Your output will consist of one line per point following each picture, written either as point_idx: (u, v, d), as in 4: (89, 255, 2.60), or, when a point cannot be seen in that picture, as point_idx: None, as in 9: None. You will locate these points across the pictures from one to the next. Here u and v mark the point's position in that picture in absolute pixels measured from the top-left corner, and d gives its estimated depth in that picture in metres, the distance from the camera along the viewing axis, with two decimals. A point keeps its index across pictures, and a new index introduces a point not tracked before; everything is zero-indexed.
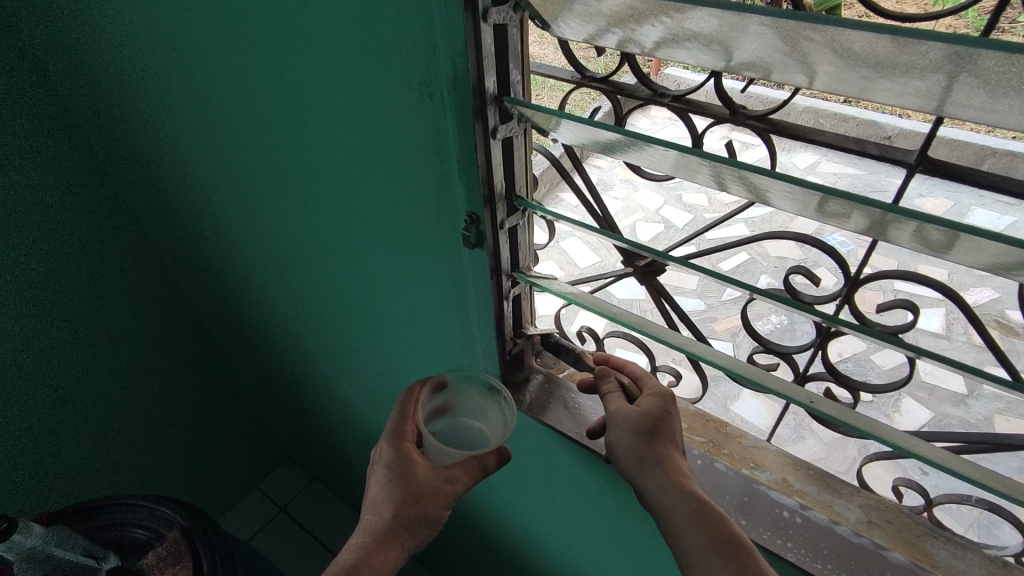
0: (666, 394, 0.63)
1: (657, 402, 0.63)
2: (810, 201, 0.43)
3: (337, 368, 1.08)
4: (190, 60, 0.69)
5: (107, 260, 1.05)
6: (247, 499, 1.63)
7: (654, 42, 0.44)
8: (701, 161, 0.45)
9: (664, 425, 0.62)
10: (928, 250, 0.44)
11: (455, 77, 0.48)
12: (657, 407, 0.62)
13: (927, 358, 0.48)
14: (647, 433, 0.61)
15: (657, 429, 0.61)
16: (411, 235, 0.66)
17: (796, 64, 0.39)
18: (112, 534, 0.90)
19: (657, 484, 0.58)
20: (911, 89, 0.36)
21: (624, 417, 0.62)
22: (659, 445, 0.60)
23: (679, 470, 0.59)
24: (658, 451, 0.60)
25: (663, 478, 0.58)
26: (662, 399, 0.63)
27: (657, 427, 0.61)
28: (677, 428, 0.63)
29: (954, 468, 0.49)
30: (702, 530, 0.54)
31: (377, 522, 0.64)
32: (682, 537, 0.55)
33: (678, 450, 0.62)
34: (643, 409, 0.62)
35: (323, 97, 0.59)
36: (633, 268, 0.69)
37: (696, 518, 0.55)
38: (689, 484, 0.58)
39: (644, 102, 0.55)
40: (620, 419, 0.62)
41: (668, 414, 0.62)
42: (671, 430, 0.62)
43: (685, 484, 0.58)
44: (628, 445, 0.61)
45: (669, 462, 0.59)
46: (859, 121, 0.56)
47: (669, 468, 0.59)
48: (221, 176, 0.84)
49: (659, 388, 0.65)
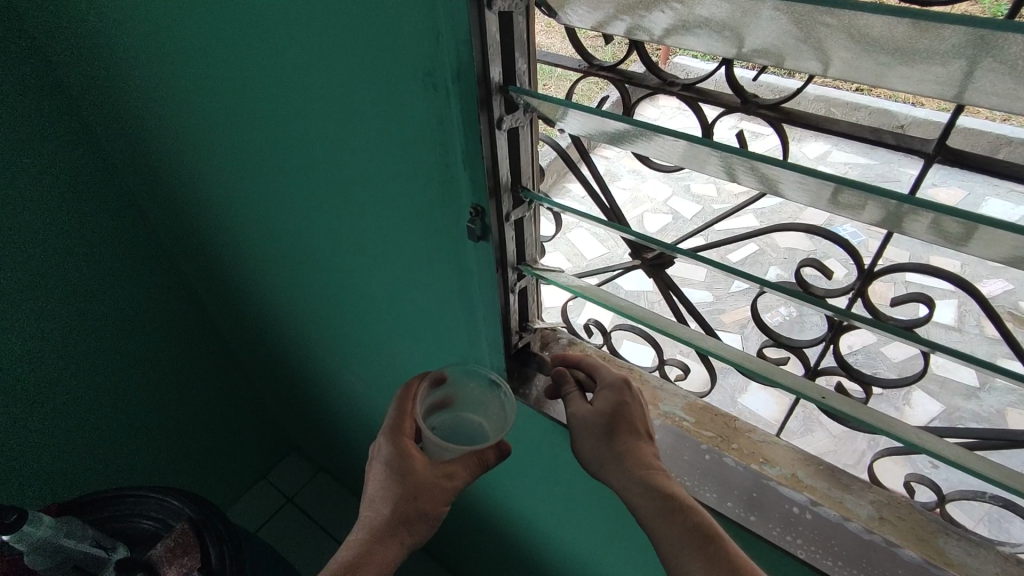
0: (618, 384, 0.63)
1: (608, 396, 0.63)
2: (823, 191, 0.42)
3: (343, 360, 1.08)
4: (192, 50, 0.68)
5: (113, 250, 1.05)
6: (255, 490, 1.64)
7: (663, 30, 0.43)
8: (710, 151, 0.44)
9: (619, 417, 0.61)
10: (944, 243, 0.42)
11: (459, 66, 0.47)
12: (608, 402, 0.62)
13: (940, 353, 0.47)
14: (602, 431, 0.61)
15: (612, 424, 0.61)
16: (416, 227, 0.66)
17: (811, 51, 0.38)
18: (119, 526, 0.91)
19: (619, 480, 0.58)
20: (930, 76, 0.35)
21: (579, 419, 0.63)
22: (616, 441, 0.60)
23: (641, 462, 0.59)
24: (615, 447, 0.60)
25: (628, 473, 0.58)
26: (614, 391, 0.63)
27: (613, 422, 0.61)
28: (638, 416, 0.62)
29: (970, 466, 0.48)
30: (675, 520, 0.54)
31: (377, 518, 0.64)
32: (656, 534, 0.55)
33: (643, 437, 0.62)
34: (596, 408, 0.62)
35: (327, 88, 0.58)
36: (641, 260, 0.68)
37: (675, 512, 0.55)
38: (654, 476, 0.58)
39: (654, 92, 0.55)
40: (577, 421, 0.63)
41: (622, 406, 0.62)
42: (629, 420, 0.61)
43: (648, 477, 0.57)
44: (588, 446, 0.62)
45: (632, 456, 0.59)
46: (871, 110, 0.54)
47: (628, 463, 0.59)
48: (225, 168, 0.83)
49: (612, 377, 0.64)
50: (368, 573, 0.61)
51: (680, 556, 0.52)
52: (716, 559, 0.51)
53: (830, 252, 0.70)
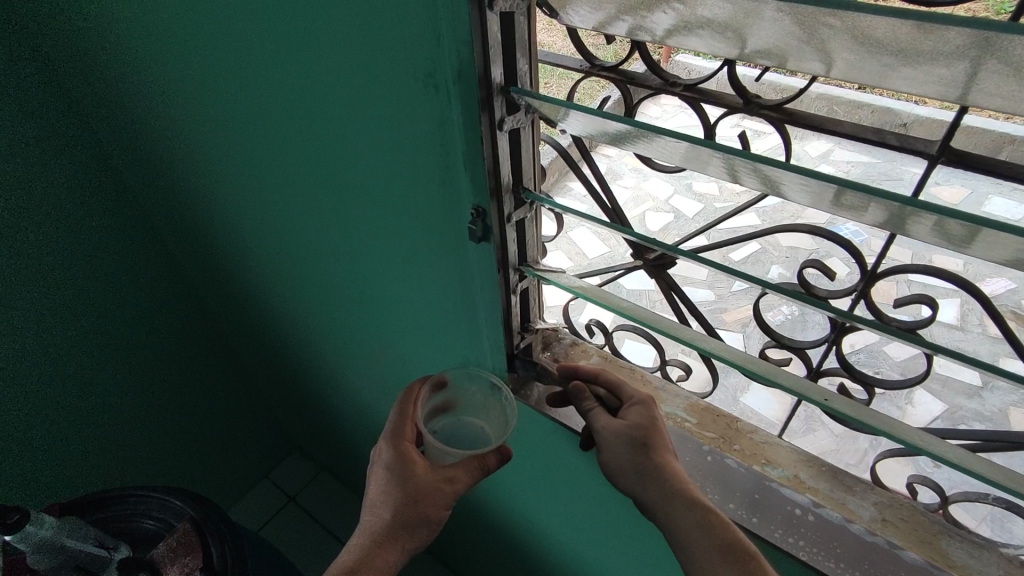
0: (648, 400, 0.64)
1: (641, 411, 0.63)
2: (826, 193, 0.42)
3: (344, 360, 1.08)
4: (192, 49, 0.68)
5: (114, 250, 1.05)
6: (257, 489, 1.65)
7: (665, 31, 0.42)
8: (713, 153, 0.43)
9: (654, 431, 0.61)
10: (948, 245, 0.42)
11: (460, 68, 0.47)
12: (641, 417, 0.63)
13: (943, 355, 0.47)
14: (637, 445, 0.61)
15: (648, 438, 0.61)
16: (417, 227, 0.66)
17: (814, 52, 0.37)
18: (124, 526, 0.91)
19: (657, 494, 0.58)
20: (933, 78, 0.35)
21: (613, 432, 0.62)
22: (652, 454, 0.60)
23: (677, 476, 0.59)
24: (653, 460, 0.60)
25: (667, 486, 0.58)
26: (645, 406, 0.63)
27: (648, 436, 0.61)
28: (666, 432, 0.63)
29: (974, 469, 0.48)
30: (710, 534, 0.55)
31: (378, 522, 0.64)
32: (693, 549, 0.55)
33: (672, 453, 0.62)
34: (631, 422, 0.62)
35: (328, 88, 0.58)
36: (643, 261, 0.68)
37: (712, 530, 0.55)
38: (690, 492, 0.58)
39: (656, 92, 0.54)
40: (610, 434, 0.62)
41: (654, 420, 0.62)
42: (662, 435, 0.62)
43: (687, 491, 0.57)
44: (620, 460, 0.61)
45: (668, 469, 0.59)
46: (874, 108, 0.54)
47: (667, 477, 0.58)
48: (226, 168, 0.83)
49: (640, 394, 0.65)
50: None
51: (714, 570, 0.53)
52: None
53: (832, 251, 0.69)
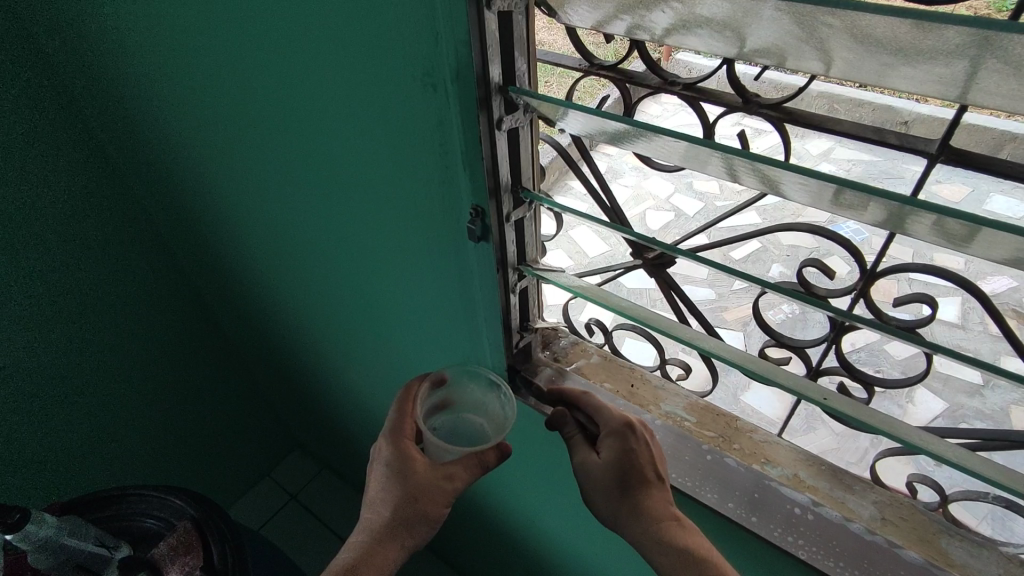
0: (623, 432, 0.63)
1: (616, 445, 0.62)
2: (824, 191, 0.41)
3: (344, 358, 1.08)
4: (190, 48, 0.68)
5: (115, 250, 1.05)
6: (258, 487, 1.65)
7: (664, 29, 0.42)
8: (712, 152, 0.43)
9: (628, 468, 0.61)
10: (948, 244, 0.42)
11: (458, 67, 0.47)
12: (616, 451, 0.62)
13: (941, 355, 0.47)
14: (616, 483, 0.61)
15: (623, 476, 0.61)
16: (416, 225, 0.65)
17: (813, 51, 0.37)
18: (124, 524, 0.91)
19: (636, 534, 0.60)
20: (933, 76, 0.34)
21: (590, 471, 0.63)
22: (628, 494, 0.61)
23: (656, 514, 0.60)
24: (629, 500, 0.61)
25: (647, 525, 0.59)
26: (620, 439, 0.62)
27: (624, 474, 0.61)
28: (648, 460, 0.62)
29: (973, 468, 0.48)
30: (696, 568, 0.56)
31: (377, 519, 0.65)
32: None
33: (654, 483, 0.62)
34: (604, 460, 0.62)
35: (326, 87, 0.58)
36: (643, 260, 0.68)
37: (693, 564, 0.57)
38: (670, 529, 0.59)
39: (655, 91, 0.54)
40: (588, 473, 0.63)
41: (630, 452, 0.62)
42: (639, 469, 0.61)
43: (665, 530, 0.59)
44: (600, 498, 0.62)
45: (648, 505, 0.60)
46: (875, 106, 0.54)
47: (644, 517, 0.59)
48: (224, 166, 0.83)
49: (616, 425, 0.63)
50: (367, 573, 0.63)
51: None
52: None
53: (831, 250, 0.70)
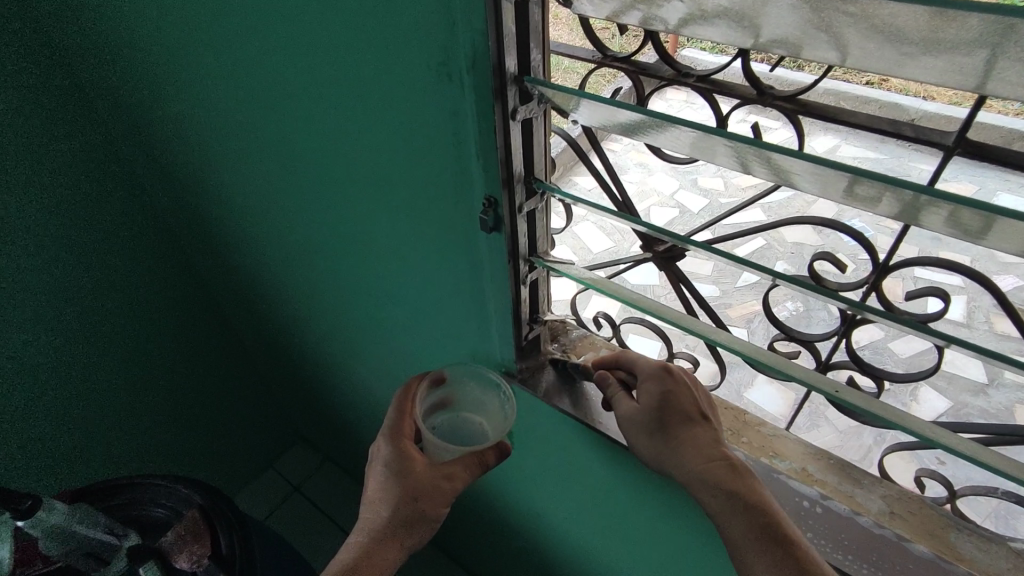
0: (661, 375, 0.64)
1: (654, 389, 0.64)
2: (838, 182, 0.41)
3: (349, 349, 1.09)
4: (202, 36, 0.68)
5: (122, 238, 1.05)
6: (262, 479, 1.66)
7: (680, 19, 0.42)
8: (726, 142, 0.43)
9: (667, 408, 0.63)
10: (962, 237, 0.42)
11: (474, 55, 0.47)
12: (653, 394, 0.64)
13: (956, 347, 0.47)
14: (657, 427, 0.63)
15: (662, 416, 0.63)
16: (426, 216, 0.65)
17: (831, 41, 0.37)
18: (133, 512, 0.92)
19: (682, 474, 0.60)
20: (952, 67, 0.34)
21: (634, 417, 0.64)
22: (671, 433, 0.62)
23: (704, 450, 0.60)
24: (673, 439, 0.62)
25: (696, 459, 0.60)
26: (659, 382, 0.64)
27: (665, 413, 0.63)
28: (687, 401, 0.63)
29: (983, 460, 0.48)
30: (746, 510, 0.56)
31: (376, 519, 0.65)
32: (725, 524, 0.57)
33: (698, 420, 0.63)
34: (643, 404, 0.64)
35: (337, 75, 0.58)
36: (652, 253, 0.68)
37: (741, 503, 0.56)
38: (720, 466, 0.59)
39: (667, 82, 0.54)
40: (631, 419, 0.65)
41: (668, 393, 0.63)
42: (680, 407, 0.62)
43: (711, 470, 0.59)
44: (643, 443, 0.64)
45: (691, 442, 0.61)
46: (882, 104, 0.53)
47: (692, 452, 0.60)
48: (233, 153, 0.83)
49: (650, 369, 0.65)
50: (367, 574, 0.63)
51: (747, 550, 0.55)
52: (786, 559, 0.53)
53: (838, 244, 0.70)
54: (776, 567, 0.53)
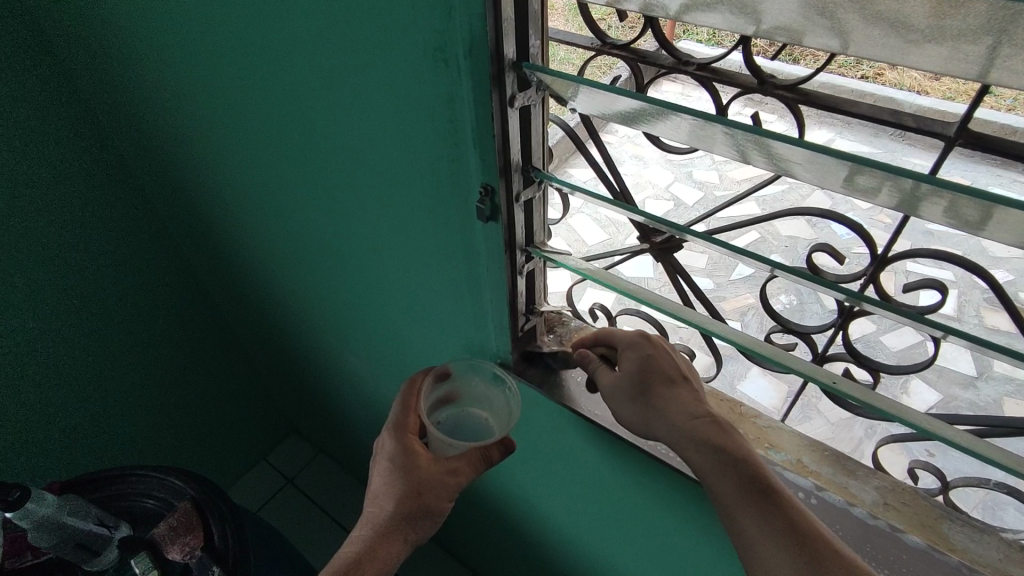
0: (639, 342, 0.65)
1: (634, 356, 0.64)
2: (838, 172, 0.41)
3: (343, 341, 1.08)
4: (193, 22, 0.67)
5: (112, 226, 1.04)
6: (256, 470, 1.65)
7: (681, 5, 0.41)
8: (725, 130, 0.43)
9: (648, 371, 0.63)
10: (960, 229, 0.42)
11: (472, 41, 0.46)
12: (634, 360, 0.64)
13: (954, 338, 0.47)
14: (637, 391, 0.63)
15: (644, 382, 0.63)
16: (421, 205, 0.65)
17: (834, 28, 0.36)
18: (123, 504, 0.91)
19: (669, 435, 0.60)
20: (955, 56, 0.34)
21: (613, 386, 0.65)
22: (655, 395, 0.62)
23: (686, 410, 0.60)
24: (658, 404, 0.62)
25: (675, 420, 0.60)
26: (637, 349, 0.65)
27: (645, 378, 0.63)
28: (669, 363, 0.64)
29: (978, 451, 0.48)
30: (733, 468, 0.56)
31: (380, 515, 0.65)
32: (713, 482, 0.57)
33: (680, 382, 0.63)
34: (624, 371, 0.64)
35: (331, 62, 0.57)
36: (649, 245, 0.68)
37: (726, 461, 0.56)
38: (703, 425, 0.59)
39: (667, 71, 0.53)
40: (612, 388, 0.65)
41: (647, 359, 0.64)
42: (659, 370, 0.63)
43: (696, 426, 0.59)
44: (629, 411, 0.64)
45: (673, 404, 0.61)
46: (876, 98, 0.51)
47: (671, 414, 0.61)
48: (225, 142, 0.82)
49: (630, 338, 0.66)
50: (372, 570, 0.63)
51: (736, 505, 0.55)
52: (772, 510, 0.53)
53: (833, 238, 0.68)
54: (765, 518, 0.53)
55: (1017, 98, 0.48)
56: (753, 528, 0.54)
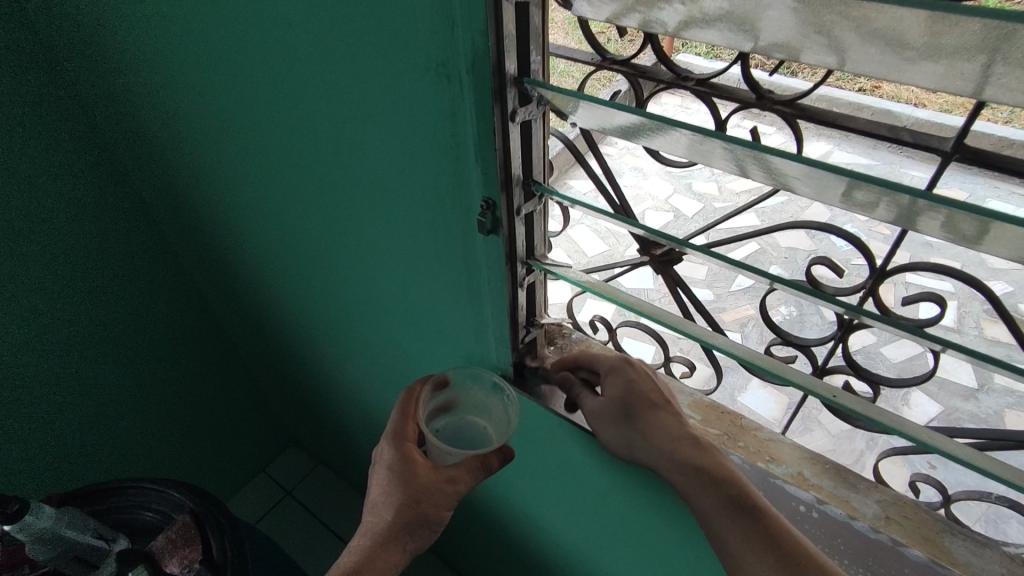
0: (619, 367, 0.66)
1: (614, 380, 0.65)
2: (836, 187, 0.42)
3: (344, 352, 1.08)
4: (198, 37, 0.68)
5: (114, 236, 1.04)
6: (255, 482, 1.65)
7: (678, 22, 0.42)
8: (724, 146, 0.43)
9: (629, 396, 0.64)
10: (958, 243, 0.42)
11: (474, 56, 0.47)
12: (614, 385, 0.65)
13: (953, 351, 0.47)
14: (618, 416, 0.64)
15: (625, 406, 0.64)
16: (422, 218, 0.65)
17: (831, 45, 0.37)
18: (122, 517, 0.90)
19: (651, 459, 0.61)
20: (950, 72, 0.34)
21: (597, 412, 0.66)
22: (637, 418, 0.63)
23: (667, 433, 0.61)
24: (639, 426, 0.62)
25: (655, 443, 0.61)
26: (617, 374, 0.66)
27: (626, 402, 0.64)
28: (649, 386, 0.65)
29: (979, 465, 0.48)
30: (716, 487, 0.56)
31: (379, 524, 0.65)
32: (697, 503, 0.57)
33: (661, 405, 0.63)
34: (606, 396, 0.65)
35: (336, 77, 0.58)
36: (649, 257, 0.68)
37: (708, 481, 0.57)
38: (685, 447, 0.59)
39: (667, 86, 0.54)
40: (596, 414, 0.66)
41: (628, 383, 0.65)
42: (640, 394, 0.64)
43: (677, 448, 0.59)
44: (613, 437, 0.65)
45: (655, 428, 0.61)
46: (873, 111, 0.53)
47: (652, 438, 0.61)
48: (228, 154, 0.83)
49: (611, 362, 0.67)
50: None
51: (720, 523, 0.55)
52: (755, 528, 0.53)
53: (833, 250, 0.69)
54: (745, 535, 0.53)
55: (1014, 111, 0.49)
56: (733, 546, 0.54)
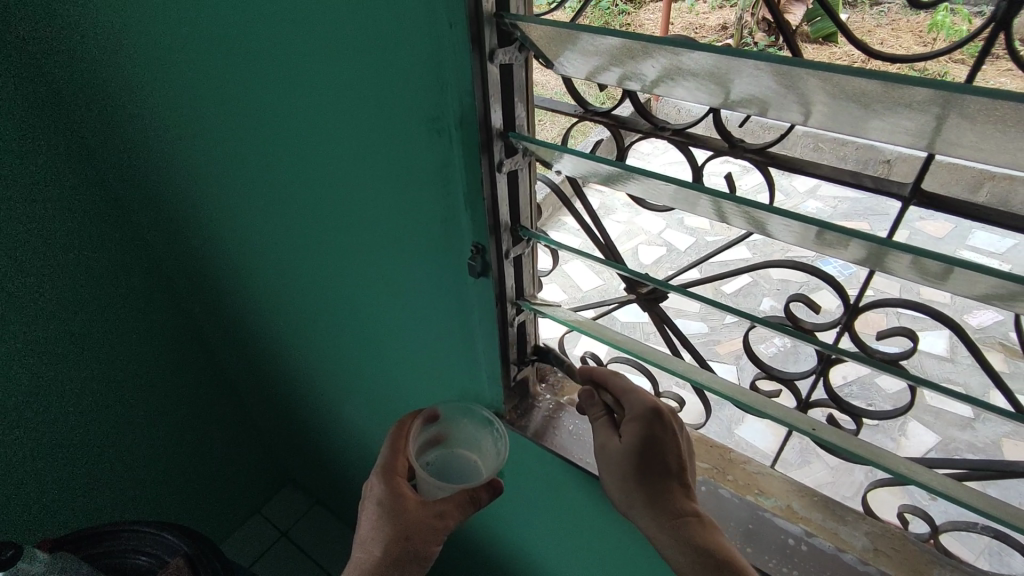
0: (645, 417, 0.62)
1: (637, 432, 0.62)
2: (808, 232, 0.44)
3: (339, 390, 1.09)
4: (204, 91, 0.71)
5: (116, 276, 1.06)
6: (248, 523, 1.62)
7: (653, 79, 0.45)
8: (702, 196, 0.46)
9: (648, 454, 0.61)
10: (924, 282, 0.44)
11: (463, 113, 0.50)
12: (635, 438, 0.62)
13: (926, 388, 0.48)
14: (630, 471, 0.62)
15: (645, 460, 0.62)
16: (416, 260, 0.67)
17: (794, 102, 0.40)
18: (115, 561, 0.90)
19: (649, 525, 0.61)
20: (903, 128, 0.37)
21: (609, 454, 0.64)
22: (648, 480, 0.62)
23: (675, 511, 0.60)
24: (650, 491, 0.61)
25: (665, 514, 0.60)
26: (642, 425, 0.62)
27: (643, 461, 0.61)
28: (672, 447, 0.62)
29: (958, 497, 0.49)
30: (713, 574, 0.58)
31: (367, 560, 0.65)
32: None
33: (676, 474, 0.62)
34: (623, 445, 0.63)
35: (334, 128, 0.61)
36: (636, 295, 0.69)
37: (706, 566, 0.58)
38: (691, 526, 0.60)
39: (645, 135, 0.57)
40: (607, 454, 0.64)
41: (650, 441, 0.61)
42: (660, 459, 0.61)
43: (682, 527, 0.60)
44: (616, 485, 0.64)
45: (665, 499, 0.61)
46: (858, 146, 0.56)
47: (660, 509, 0.61)
48: (229, 199, 0.85)
49: (638, 409, 0.62)
50: None
51: None
52: None
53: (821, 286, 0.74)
54: None
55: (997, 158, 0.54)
56: None
